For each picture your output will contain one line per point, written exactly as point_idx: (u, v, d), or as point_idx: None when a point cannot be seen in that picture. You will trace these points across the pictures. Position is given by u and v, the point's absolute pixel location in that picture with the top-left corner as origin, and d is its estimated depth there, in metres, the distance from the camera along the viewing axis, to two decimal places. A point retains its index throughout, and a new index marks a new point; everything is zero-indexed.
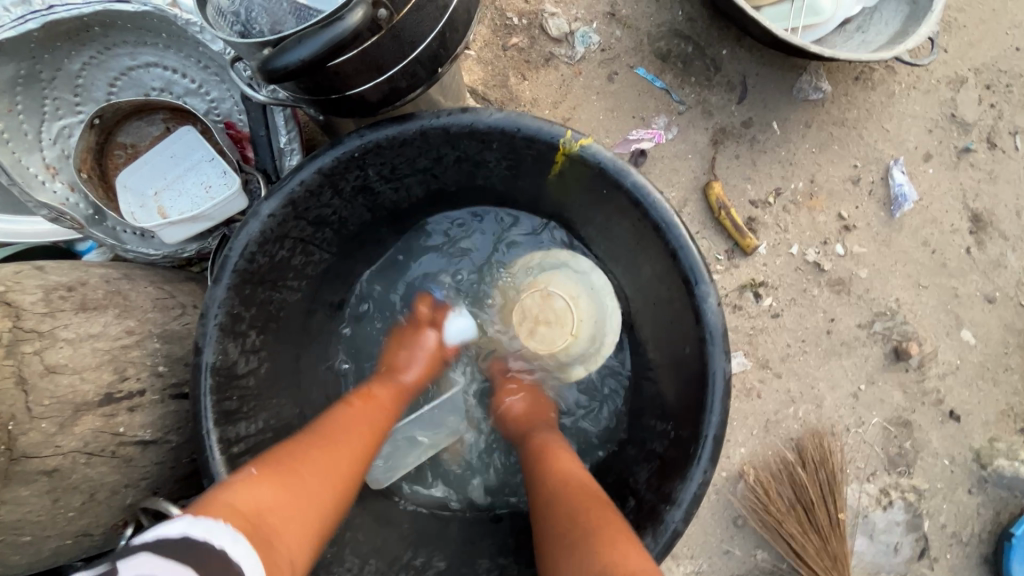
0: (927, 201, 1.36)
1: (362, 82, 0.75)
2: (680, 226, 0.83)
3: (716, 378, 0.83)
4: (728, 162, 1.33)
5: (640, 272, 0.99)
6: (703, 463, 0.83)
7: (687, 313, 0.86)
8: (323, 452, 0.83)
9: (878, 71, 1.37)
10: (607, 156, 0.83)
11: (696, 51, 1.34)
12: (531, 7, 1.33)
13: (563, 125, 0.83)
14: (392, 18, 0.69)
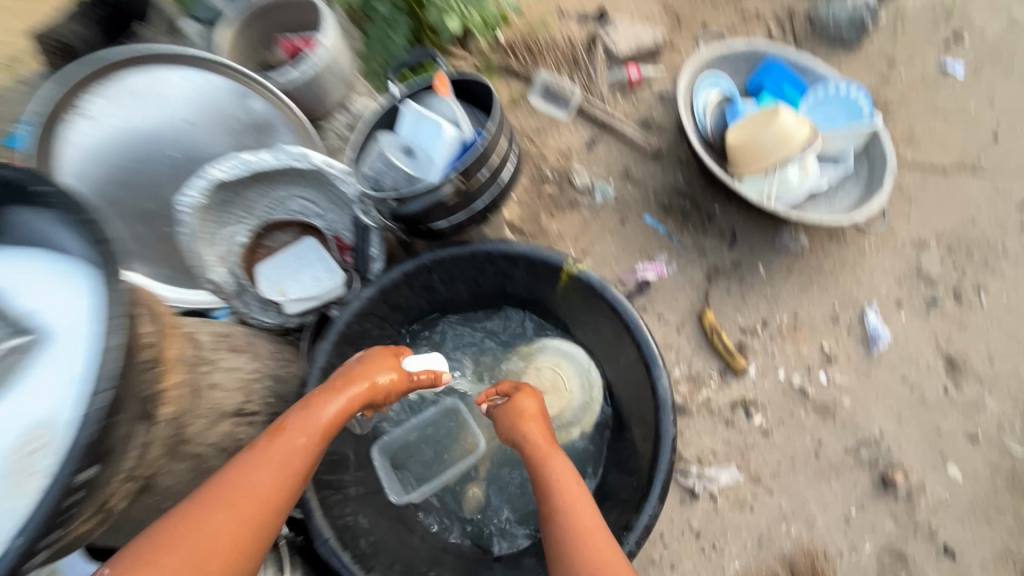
0: (902, 341, 1.53)
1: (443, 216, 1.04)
2: (637, 320, 1.02)
3: (665, 438, 0.97)
4: (721, 295, 1.57)
5: (618, 360, 1.16)
6: (652, 504, 0.95)
7: (646, 389, 1.03)
8: (251, 487, 0.82)
9: (849, 231, 1.64)
10: (595, 278, 1.05)
11: (693, 205, 1.66)
12: (562, 165, 1.72)
13: (563, 252, 1.10)
14: (468, 182, 1.00)
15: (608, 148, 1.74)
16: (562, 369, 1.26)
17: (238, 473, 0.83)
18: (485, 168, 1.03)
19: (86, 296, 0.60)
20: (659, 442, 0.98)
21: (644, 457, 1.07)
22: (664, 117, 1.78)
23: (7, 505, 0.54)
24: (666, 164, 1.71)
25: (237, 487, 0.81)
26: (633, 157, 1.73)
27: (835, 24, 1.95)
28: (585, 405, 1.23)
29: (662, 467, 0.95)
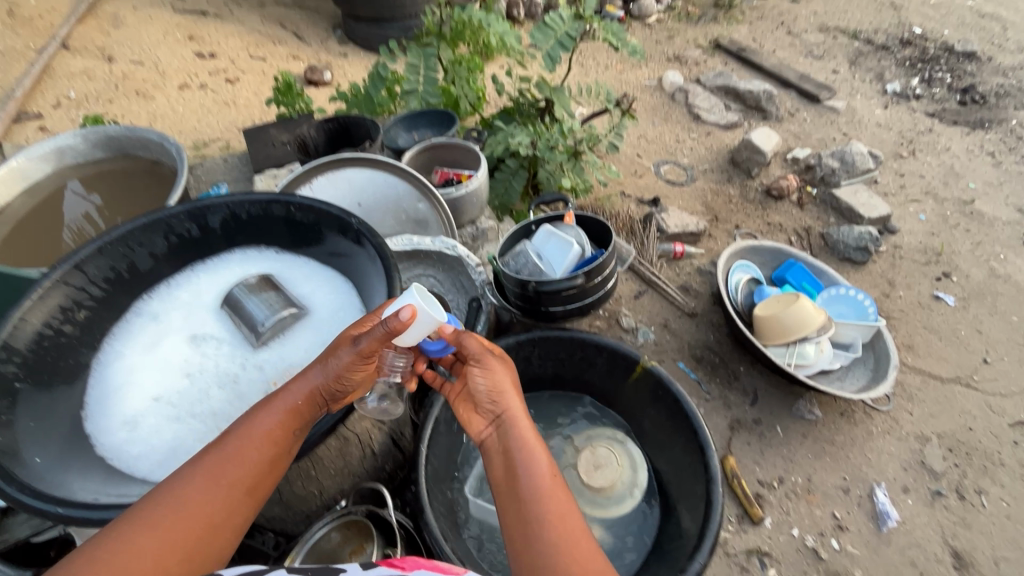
0: (911, 526, 1.63)
1: (558, 305, 1.06)
2: (693, 405, 1.05)
3: (716, 504, 0.95)
4: (742, 445, 1.73)
5: (670, 449, 1.12)
6: (701, 556, 0.89)
7: (698, 464, 1.02)
8: (200, 500, 0.75)
9: (858, 413, 1.84)
10: (663, 370, 1.07)
11: (721, 362, 1.91)
12: (612, 307, 2.02)
13: (640, 350, 1.13)
14: (587, 280, 1.04)
15: (652, 301, 2.06)
16: (614, 449, 1.15)
17: (180, 485, 0.75)
18: (602, 274, 1.06)
19: (351, 309, 1.01)
20: (711, 507, 0.95)
21: (689, 534, 0.98)
22: (701, 287, 2.13)
23: None
24: (700, 324, 2.01)
25: (183, 502, 0.74)
26: (672, 312, 2.04)
27: (843, 245, 2.39)
28: (631, 489, 1.12)
29: (712, 528, 0.91)
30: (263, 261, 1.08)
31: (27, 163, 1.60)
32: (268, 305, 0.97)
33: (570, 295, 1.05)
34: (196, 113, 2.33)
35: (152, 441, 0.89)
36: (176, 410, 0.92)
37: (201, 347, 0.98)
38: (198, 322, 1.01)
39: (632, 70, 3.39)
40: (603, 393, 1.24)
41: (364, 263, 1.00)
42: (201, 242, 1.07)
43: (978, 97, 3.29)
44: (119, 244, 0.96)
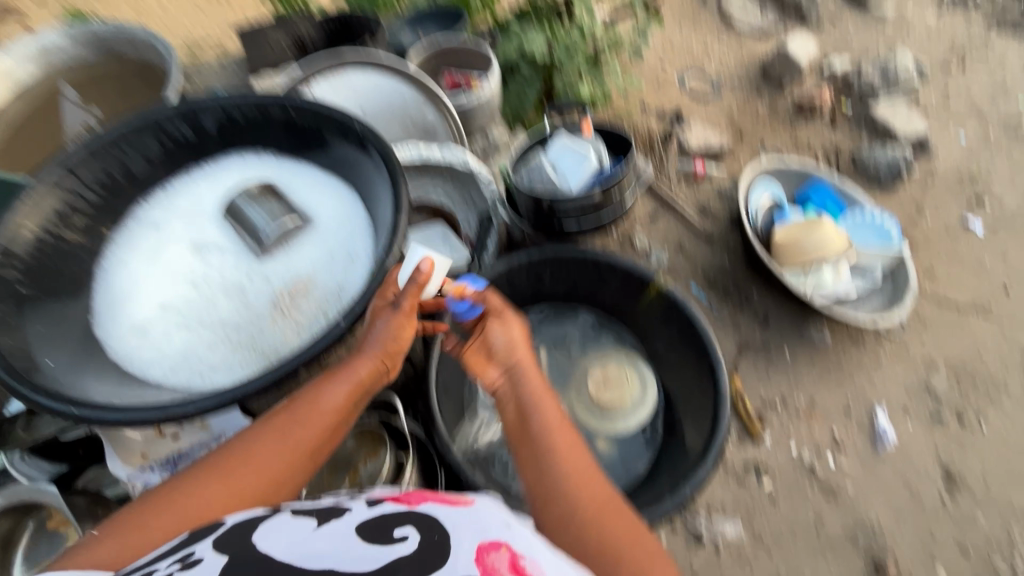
0: (907, 445, 1.68)
1: (574, 218, 1.07)
2: (707, 325, 1.03)
3: (722, 421, 0.97)
4: (748, 367, 1.75)
5: (678, 366, 1.12)
6: (705, 467, 0.94)
7: (707, 382, 1.04)
8: (261, 458, 0.77)
9: (869, 338, 1.84)
10: (678, 291, 1.06)
11: (734, 286, 1.88)
12: (626, 228, 1.97)
13: (656, 269, 1.09)
14: (603, 194, 1.05)
15: (667, 222, 2.00)
16: (625, 369, 1.20)
17: (244, 444, 0.78)
18: (617, 185, 1.06)
19: (355, 217, 0.96)
20: (717, 423, 0.96)
21: (693, 446, 1.03)
22: (720, 209, 2.05)
23: (287, 326, 0.89)
24: (716, 247, 1.96)
25: (253, 456, 0.77)
26: (688, 235, 1.98)
27: (874, 167, 2.26)
28: (639, 405, 1.17)
29: (716, 442, 0.93)
30: (260, 165, 1.02)
31: (11, 63, 1.51)
32: (269, 212, 0.93)
33: (585, 211, 1.08)
34: (185, 11, 2.16)
35: (164, 348, 0.89)
36: (184, 319, 0.91)
37: (206, 257, 0.95)
38: (200, 232, 0.96)
39: None
40: (616, 313, 1.23)
41: (368, 171, 0.96)
42: (194, 147, 1.01)
43: None
44: (111, 148, 0.94)
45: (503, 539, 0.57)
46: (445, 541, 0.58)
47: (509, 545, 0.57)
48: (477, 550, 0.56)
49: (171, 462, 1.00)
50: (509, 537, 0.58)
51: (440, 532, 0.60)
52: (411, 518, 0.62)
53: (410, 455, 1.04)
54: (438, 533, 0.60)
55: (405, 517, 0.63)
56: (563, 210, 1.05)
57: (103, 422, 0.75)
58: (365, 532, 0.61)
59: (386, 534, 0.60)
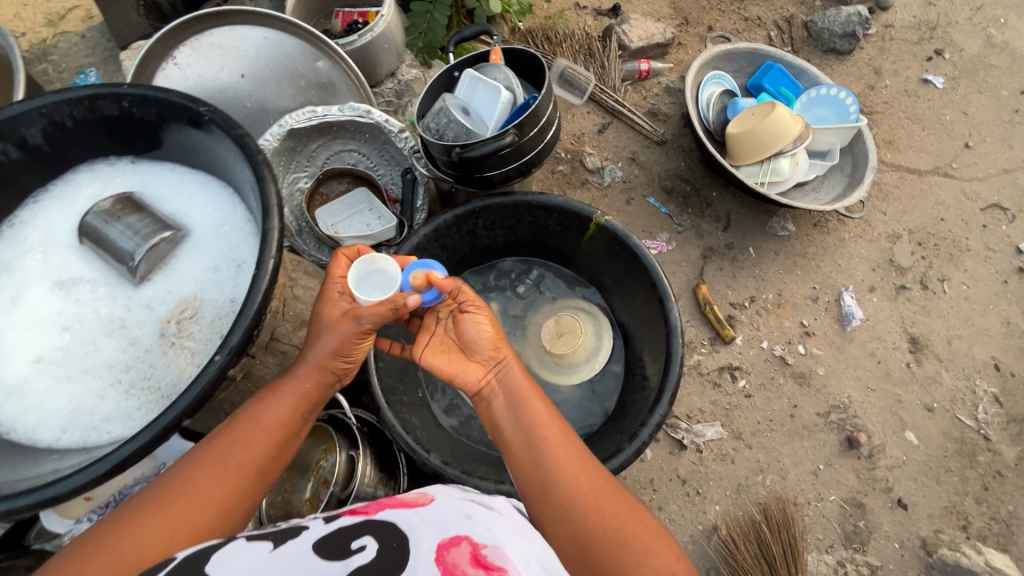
0: (874, 321, 1.71)
1: (492, 167, 0.92)
2: (654, 258, 0.98)
3: (676, 355, 0.94)
4: (714, 272, 1.72)
5: (632, 302, 1.09)
6: (662, 407, 0.90)
7: (659, 316, 0.99)
8: (210, 484, 0.72)
9: (831, 221, 1.81)
10: (618, 225, 0.98)
11: (693, 190, 1.81)
12: (575, 147, 1.85)
13: (593, 205, 1.01)
14: (519, 138, 0.89)
15: (617, 133, 1.88)
16: (579, 316, 1.20)
17: (190, 470, 0.72)
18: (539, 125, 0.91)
19: (236, 222, 0.84)
20: (670, 359, 0.94)
21: (651, 383, 1.01)
22: (670, 110, 1.93)
23: (180, 356, 0.80)
24: (670, 152, 1.86)
25: (198, 482, 0.71)
26: (640, 143, 1.87)
27: (828, 34, 2.10)
28: (594, 351, 1.17)
29: (671, 380, 0.91)
30: (121, 178, 0.89)
31: None
32: (132, 230, 0.80)
33: (504, 155, 0.90)
34: None
35: (45, 408, 0.77)
36: (64, 369, 0.79)
37: (74, 294, 0.83)
38: (63, 266, 0.84)
39: None
40: (563, 253, 1.17)
41: (230, 158, 0.80)
42: (27, 165, 0.83)
43: None
44: None
45: (465, 534, 0.58)
46: (406, 545, 0.57)
47: (470, 538, 0.57)
48: (438, 549, 0.55)
49: (111, 504, 0.90)
50: (470, 530, 0.59)
51: (400, 538, 0.58)
52: (370, 528, 0.60)
53: (362, 448, 1.01)
54: (397, 538, 0.58)
55: (363, 528, 0.60)
56: (473, 158, 0.87)
57: None
58: (324, 547, 0.58)
59: (344, 548, 0.57)
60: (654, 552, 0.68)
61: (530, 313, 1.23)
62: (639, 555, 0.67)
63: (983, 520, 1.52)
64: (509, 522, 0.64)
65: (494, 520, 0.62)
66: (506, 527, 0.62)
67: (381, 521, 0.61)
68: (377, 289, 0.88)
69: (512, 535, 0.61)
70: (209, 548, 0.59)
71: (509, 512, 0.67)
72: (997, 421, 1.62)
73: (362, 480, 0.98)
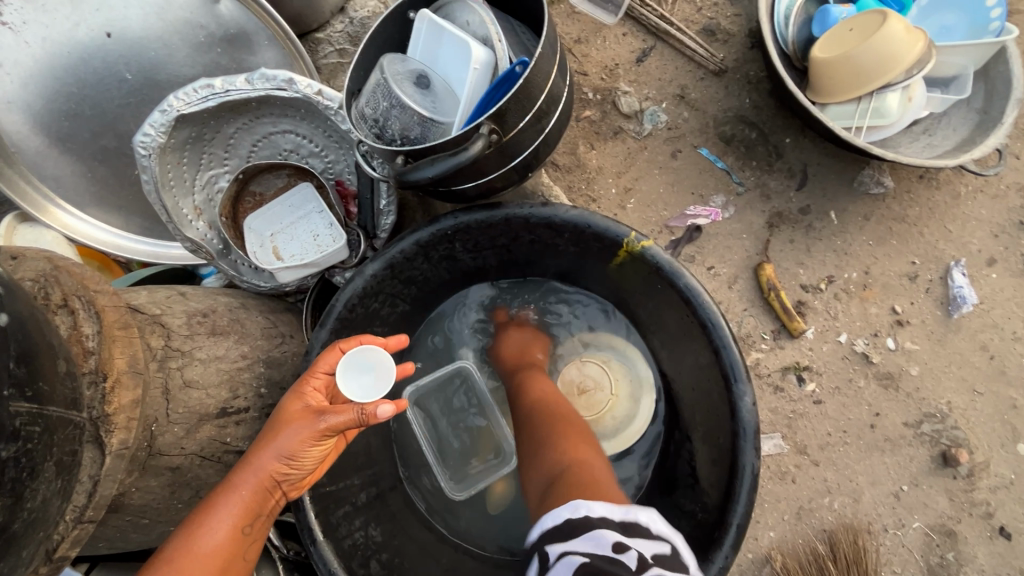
0: (990, 304, 1.34)
1: (464, 181, 0.75)
2: (726, 327, 0.80)
3: (745, 471, 0.80)
4: (783, 246, 1.36)
5: (682, 363, 0.96)
6: (726, 549, 0.79)
7: (722, 404, 0.84)
8: None
9: (944, 173, 1.38)
10: (663, 257, 0.78)
11: (759, 137, 1.40)
12: (605, 84, 1.45)
13: (629, 225, 0.80)
14: (503, 137, 0.70)
15: (662, 61, 1.45)
16: (612, 371, 1.14)
17: None
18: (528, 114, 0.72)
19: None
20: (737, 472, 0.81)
21: (709, 484, 0.90)
22: (733, 23, 1.46)
23: None
24: (731, 85, 1.43)
25: None
26: (691, 74, 1.44)
27: None
28: (629, 417, 1.11)
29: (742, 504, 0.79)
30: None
31: None
32: None
33: (476, 164, 0.72)
34: None
35: None
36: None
37: None
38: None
39: None
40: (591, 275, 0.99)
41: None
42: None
43: None
44: None
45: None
46: None
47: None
48: None
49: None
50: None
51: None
52: None
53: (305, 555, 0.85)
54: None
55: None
56: (428, 178, 0.69)
57: None
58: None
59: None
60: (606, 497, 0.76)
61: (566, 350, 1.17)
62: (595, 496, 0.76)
63: None
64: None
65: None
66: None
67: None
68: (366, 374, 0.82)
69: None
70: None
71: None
72: None
73: None
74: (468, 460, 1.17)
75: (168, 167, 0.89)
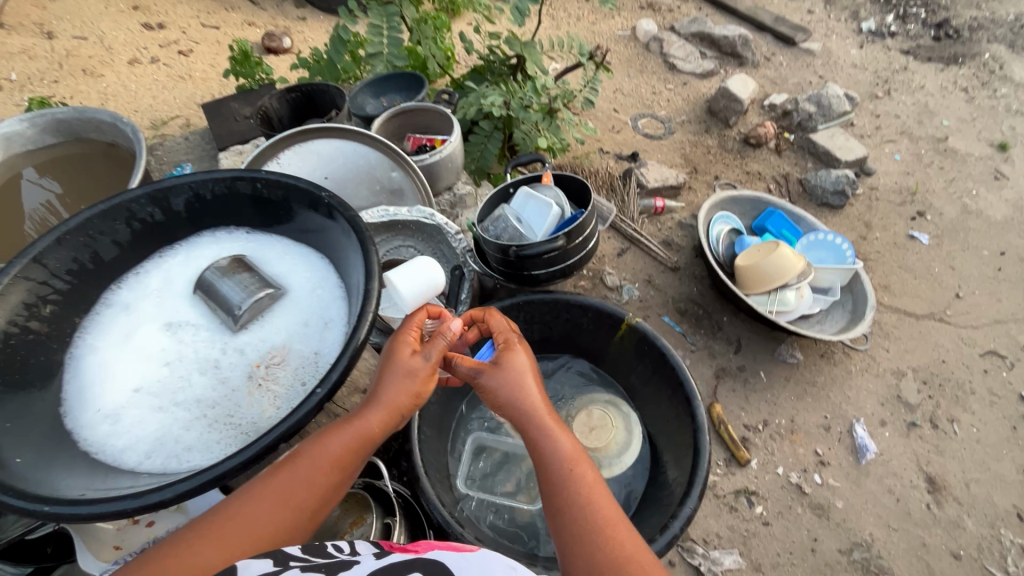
0: (887, 456, 1.71)
1: (539, 268, 1.10)
2: (677, 354, 1.10)
3: (703, 453, 1.01)
4: (727, 392, 1.78)
5: (657, 399, 1.18)
6: (691, 502, 0.95)
7: (685, 416, 1.08)
8: (263, 512, 0.71)
9: (838, 353, 1.90)
10: (649, 326, 1.12)
11: (705, 313, 1.94)
12: (596, 266, 2.03)
13: (625, 308, 1.15)
14: (565, 243, 1.08)
15: (635, 257, 2.07)
16: (608, 411, 1.26)
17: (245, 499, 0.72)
18: (582, 235, 1.10)
19: (333, 281, 0.86)
20: (699, 457, 1.01)
21: (677, 482, 1.06)
22: (683, 240, 2.14)
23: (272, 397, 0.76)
24: (683, 277, 2.03)
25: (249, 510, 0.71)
26: (656, 267, 2.05)
27: (821, 190, 2.39)
28: (626, 446, 1.22)
29: (700, 478, 0.97)
30: (236, 243, 0.92)
31: None
32: (242, 285, 0.82)
33: (552, 257, 1.09)
34: (150, 89, 2.19)
35: (135, 432, 0.75)
36: (159, 399, 0.78)
37: (178, 334, 0.83)
38: (174, 308, 0.85)
39: (604, 20, 3.21)
40: (594, 351, 1.29)
41: (340, 239, 0.86)
42: (165, 225, 0.90)
43: (952, 31, 3.23)
44: (79, 232, 0.81)
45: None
46: None
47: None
48: None
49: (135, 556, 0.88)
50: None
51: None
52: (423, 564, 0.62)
53: (398, 517, 1.00)
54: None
55: (412, 565, 0.62)
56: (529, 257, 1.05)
57: (73, 520, 0.60)
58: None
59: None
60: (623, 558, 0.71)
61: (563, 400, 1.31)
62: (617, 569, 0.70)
63: None
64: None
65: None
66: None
67: (429, 560, 0.64)
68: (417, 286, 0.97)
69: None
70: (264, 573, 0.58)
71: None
72: None
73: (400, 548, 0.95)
74: (505, 493, 1.28)
75: None
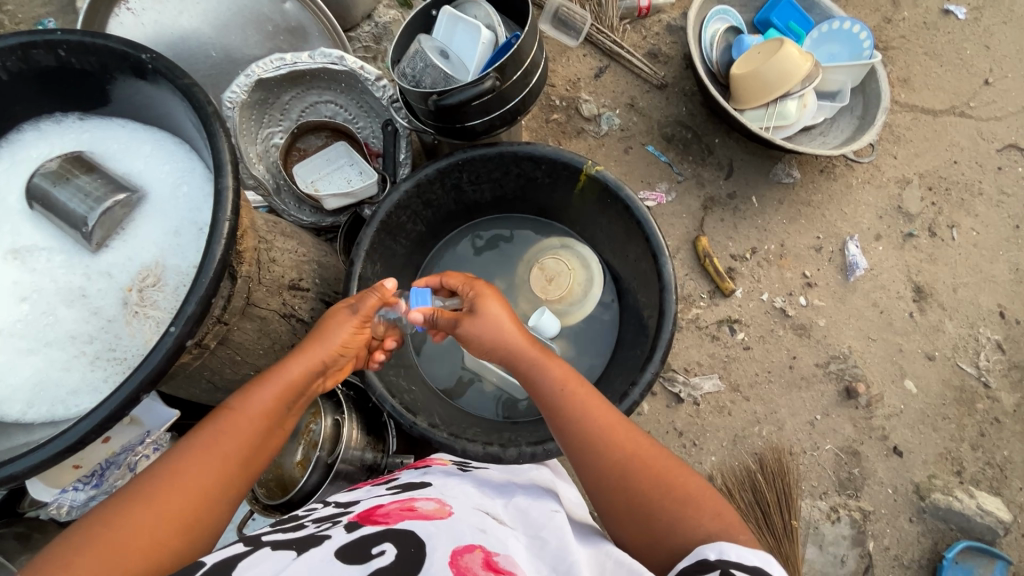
0: (878, 270, 1.66)
1: (476, 116, 0.94)
2: (643, 208, 0.98)
3: (669, 313, 0.95)
4: (715, 223, 1.67)
5: (625, 255, 1.10)
6: (654, 365, 0.93)
7: (653, 276, 1.00)
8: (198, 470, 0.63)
9: (839, 167, 1.73)
10: (611, 177, 0.98)
11: (695, 137, 1.73)
12: (570, 94, 1.75)
13: (584, 155, 1.01)
14: (502, 83, 0.91)
15: (615, 77, 1.77)
16: (562, 256, 1.21)
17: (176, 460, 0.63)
18: (521, 68, 0.92)
19: (197, 179, 0.79)
20: (664, 317, 0.96)
21: (646, 338, 1.02)
22: (671, 49, 1.81)
23: (137, 324, 0.74)
24: (670, 96, 1.76)
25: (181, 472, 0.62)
26: (639, 87, 1.77)
27: None
28: (589, 283, 1.19)
29: (664, 338, 0.93)
30: (68, 138, 0.81)
31: None
32: (83, 194, 0.73)
33: (486, 102, 0.92)
34: None
35: (10, 380, 0.72)
36: (26, 340, 0.73)
37: (28, 262, 0.76)
38: (14, 233, 0.77)
39: None
40: (556, 205, 1.17)
41: (181, 111, 0.74)
42: None
43: None
44: None
45: (479, 543, 0.59)
46: (423, 550, 0.56)
47: (483, 547, 0.58)
48: (451, 554, 0.56)
49: (99, 473, 0.87)
50: (484, 542, 0.59)
51: (418, 544, 0.57)
52: (388, 536, 0.59)
53: (348, 413, 1.07)
54: (416, 544, 0.57)
55: (385, 534, 0.59)
56: (451, 105, 0.89)
57: None
58: (346, 553, 0.56)
59: (365, 553, 0.56)
60: (667, 484, 0.68)
61: (527, 260, 1.23)
62: (668, 492, 0.67)
63: (977, 465, 1.53)
64: (522, 530, 0.67)
65: (508, 534, 0.64)
66: (518, 542, 0.63)
67: (402, 529, 0.61)
68: (339, 170, 1.16)
69: (526, 552, 0.61)
70: (234, 554, 0.56)
71: (522, 520, 0.70)
72: (997, 368, 1.60)
73: (349, 443, 1.04)
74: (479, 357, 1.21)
75: (243, 121, 1.12)
